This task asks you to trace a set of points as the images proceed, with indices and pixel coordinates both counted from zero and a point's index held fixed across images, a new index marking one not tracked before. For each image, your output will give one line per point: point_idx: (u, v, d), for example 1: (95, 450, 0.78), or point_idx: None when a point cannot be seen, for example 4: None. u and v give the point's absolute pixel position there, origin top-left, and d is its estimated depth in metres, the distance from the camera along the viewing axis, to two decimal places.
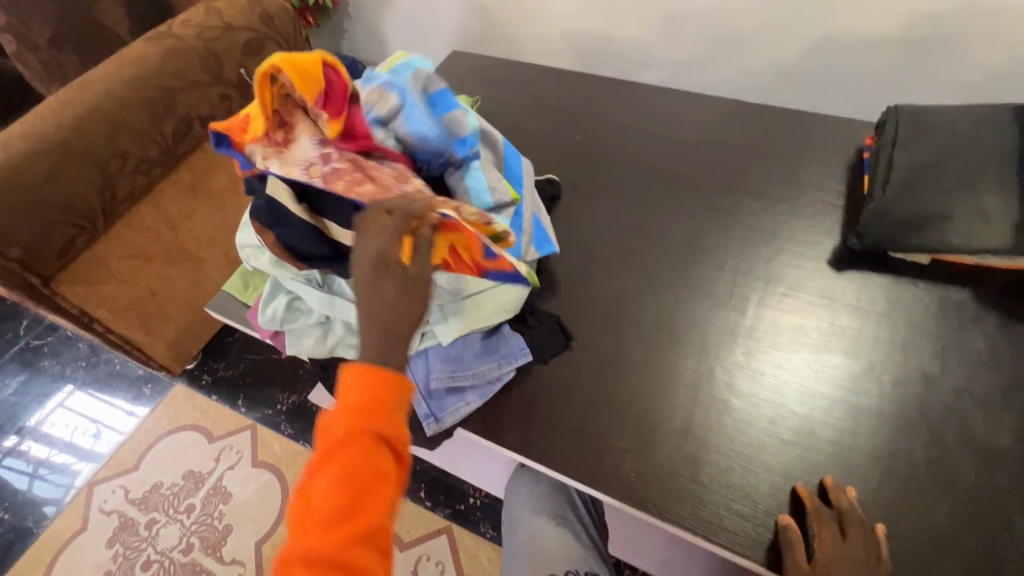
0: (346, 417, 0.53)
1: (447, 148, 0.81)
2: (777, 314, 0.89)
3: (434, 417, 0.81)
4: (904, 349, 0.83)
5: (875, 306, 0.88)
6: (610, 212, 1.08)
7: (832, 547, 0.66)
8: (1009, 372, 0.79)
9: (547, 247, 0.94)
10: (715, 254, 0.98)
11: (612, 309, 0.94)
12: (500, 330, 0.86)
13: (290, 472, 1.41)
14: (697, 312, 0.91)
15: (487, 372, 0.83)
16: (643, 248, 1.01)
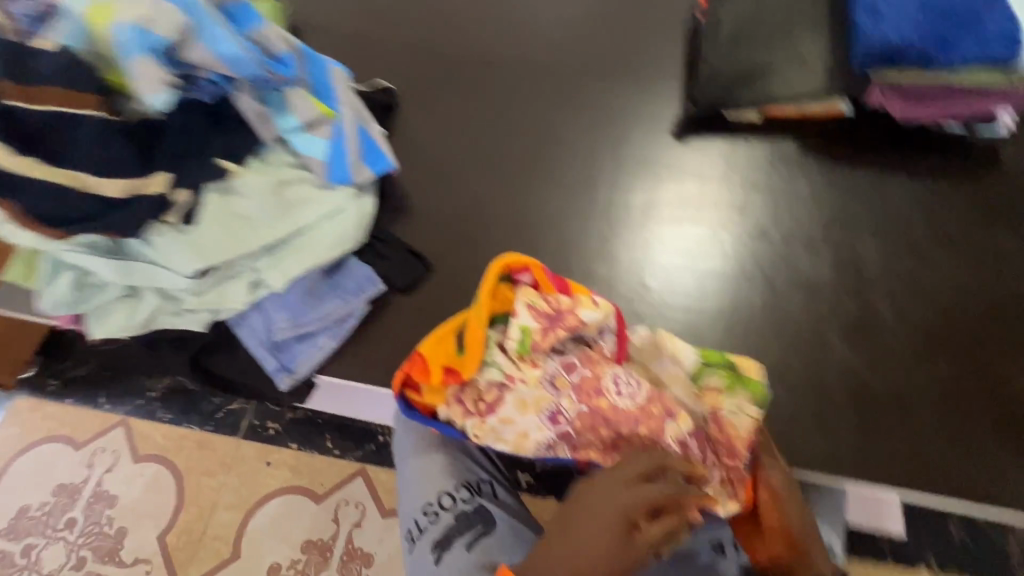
0: None
1: (267, 72, 0.70)
2: (627, 195, 0.89)
3: (286, 370, 0.75)
4: (742, 208, 0.87)
5: (715, 171, 0.90)
6: (453, 115, 0.98)
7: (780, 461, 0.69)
8: (831, 211, 0.85)
9: (385, 163, 0.83)
10: (564, 144, 0.94)
11: (465, 220, 0.89)
12: (343, 266, 0.79)
13: (179, 459, 1.30)
14: (551, 208, 0.89)
15: (335, 311, 0.76)
16: (492, 150, 0.95)
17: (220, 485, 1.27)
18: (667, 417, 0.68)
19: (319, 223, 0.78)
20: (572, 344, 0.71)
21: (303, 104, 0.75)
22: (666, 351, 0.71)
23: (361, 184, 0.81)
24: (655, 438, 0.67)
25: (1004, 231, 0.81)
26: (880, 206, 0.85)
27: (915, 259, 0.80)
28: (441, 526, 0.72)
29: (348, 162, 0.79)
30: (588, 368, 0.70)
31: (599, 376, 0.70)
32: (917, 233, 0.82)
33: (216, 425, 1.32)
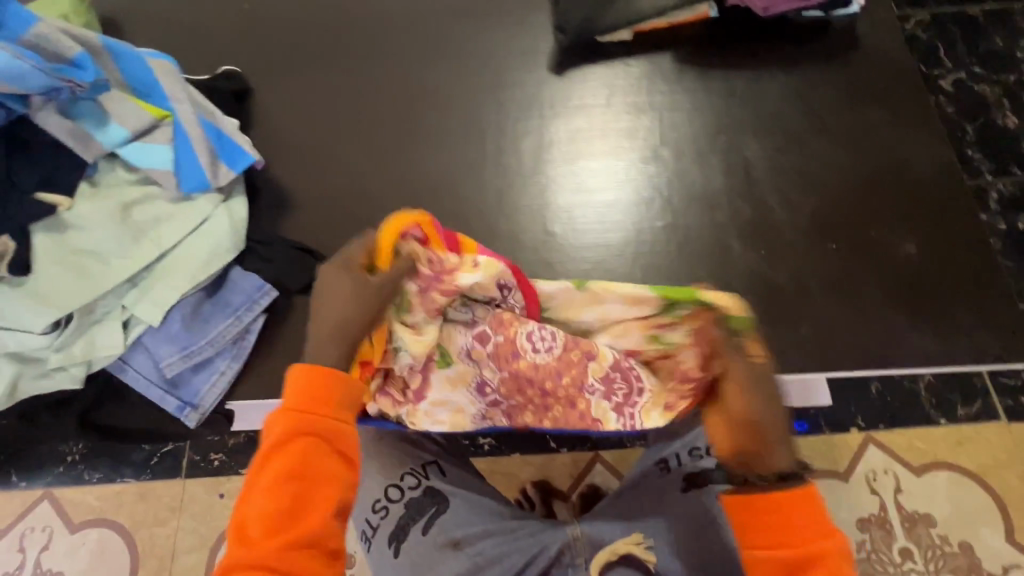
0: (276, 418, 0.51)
1: (54, 79, 0.61)
2: (517, 141, 0.86)
3: (191, 405, 0.69)
4: (630, 132, 0.85)
5: (597, 99, 0.88)
6: (315, 92, 0.90)
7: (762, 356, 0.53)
8: (713, 119, 0.85)
9: (245, 158, 0.74)
10: (441, 101, 0.88)
11: (352, 203, 0.83)
12: (225, 280, 0.72)
13: (121, 516, 1.21)
14: (441, 171, 0.84)
15: (227, 331, 0.70)
16: (365, 122, 0.88)
17: (175, 530, 1.20)
18: (590, 360, 0.64)
19: (184, 240, 0.70)
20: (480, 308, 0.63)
21: (128, 110, 0.68)
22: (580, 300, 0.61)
23: (225, 186, 0.73)
24: (580, 388, 0.66)
25: (871, 106, 0.85)
26: (758, 104, 0.86)
27: (796, 150, 0.83)
28: (393, 519, 0.71)
29: (200, 165, 0.70)
30: (504, 329, 0.64)
31: (513, 336, 0.63)
32: (794, 125, 0.84)
33: (154, 472, 1.23)
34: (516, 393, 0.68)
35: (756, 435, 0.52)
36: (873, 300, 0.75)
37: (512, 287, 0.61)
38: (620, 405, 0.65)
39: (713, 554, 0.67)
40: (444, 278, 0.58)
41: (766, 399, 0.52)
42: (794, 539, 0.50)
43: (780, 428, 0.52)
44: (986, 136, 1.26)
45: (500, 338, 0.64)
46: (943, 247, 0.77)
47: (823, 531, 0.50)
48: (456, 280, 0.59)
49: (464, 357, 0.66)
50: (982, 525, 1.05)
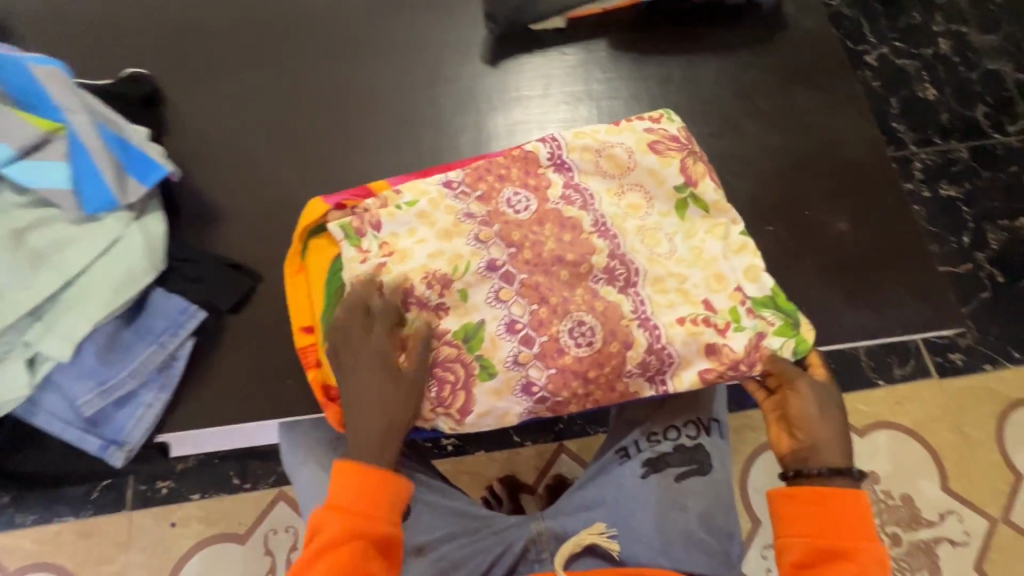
0: (337, 521, 0.57)
1: None
2: (456, 137, 0.83)
3: (116, 443, 0.64)
4: (569, 122, 0.84)
5: (535, 89, 0.85)
6: (233, 94, 0.84)
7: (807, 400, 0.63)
8: (651, 105, 0.85)
9: (159, 169, 0.68)
10: (372, 97, 0.84)
11: (281, 211, 0.78)
12: (145, 304, 0.67)
13: (63, 558, 1.13)
14: (378, 172, 0.81)
15: (151, 359, 0.65)
16: (292, 124, 0.83)
17: (124, 566, 1.13)
18: (596, 297, 0.64)
19: (92, 265, 0.64)
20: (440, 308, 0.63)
21: (10, 125, 0.62)
22: (609, 172, 0.68)
23: (136, 202, 0.67)
24: (618, 374, 0.63)
25: (800, 87, 0.86)
26: (694, 89, 0.86)
27: (732, 133, 0.83)
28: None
29: (102, 181, 0.64)
30: (544, 330, 0.63)
31: (556, 335, 0.63)
32: (729, 108, 0.85)
33: (95, 507, 1.15)
34: (564, 389, 0.62)
35: (811, 440, 0.63)
36: (813, 276, 0.76)
37: (527, 197, 0.66)
38: (653, 375, 0.64)
39: (673, 534, 0.68)
40: (375, 210, 0.64)
41: (824, 413, 0.63)
42: (837, 534, 0.58)
43: (840, 433, 0.63)
44: (909, 109, 1.33)
45: (448, 381, 0.62)
46: (873, 222, 0.79)
47: (858, 531, 0.58)
48: (503, 196, 0.66)
49: (491, 302, 0.63)
50: (920, 478, 1.14)
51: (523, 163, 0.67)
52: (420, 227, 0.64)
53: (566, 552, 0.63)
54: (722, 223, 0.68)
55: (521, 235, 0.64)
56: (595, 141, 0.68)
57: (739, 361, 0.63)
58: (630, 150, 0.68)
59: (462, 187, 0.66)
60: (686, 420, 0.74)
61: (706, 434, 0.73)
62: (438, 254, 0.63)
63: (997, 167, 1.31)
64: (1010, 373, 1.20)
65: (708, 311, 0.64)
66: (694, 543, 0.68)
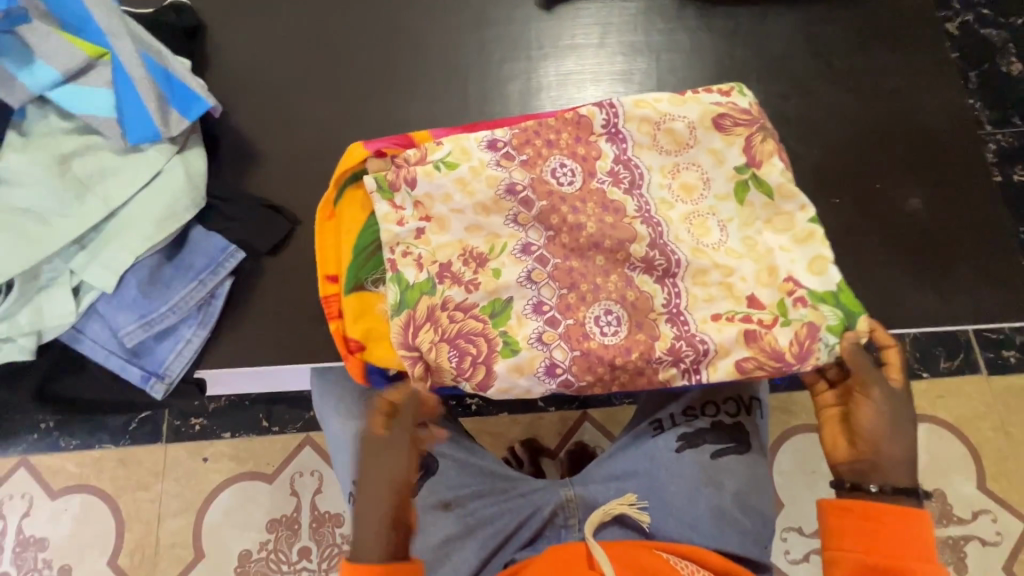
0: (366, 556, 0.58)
1: None
2: (503, 86, 0.78)
3: (156, 375, 0.64)
4: (624, 75, 0.79)
5: (590, 38, 0.80)
6: (275, 30, 0.81)
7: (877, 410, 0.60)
8: (713, 61, 0.79)
9: (201, 103, 0.67)
10: (417, 40, 0.80)
11: (320, 154, 0.76)
12: (187, 241, 0.67)
13: (103, 482, 1.18)
14: (420, 119, 0.77)
15: (192, 295, 0.65)
16: (334, 64, 0.79)
17: (159, 494, 1.18)
18: (629, 285, 0.61)
19: (134, 197, 0.64)
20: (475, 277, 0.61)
21: (56, 47, 0.61)
22: (666, 150, 0.64)
23: (178, 135, 0.66)
24: (647, 361, 0.59)
25: (882, 48, 0.79)
26: (762, 46, 0.79)
27: (801, 96, 0.77)
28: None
29: (148, 111, 0.62)
30: (571, 313, 0.60)
31: (581, 320, 0.60)
32: (800, 69, 0.78)
33: (133, 438, 1.20)
34: (587, 373, 0.59)
35: (877, 453, 0.59)
36: (878, 256, 0.71)
37: (574, 169, 0.62)
38: (688, 367, 0.60)
39: (706, 511, 0.67)
40: (417, 165, 0.61)
41: (896, 429, 0.59)
42: (887, 551, 0.56)
43: (903, 434, 0.60)
44: (989, 84, 1.22)
45: (469, 354, 0.59)
46: (950, 201, 0.73)
47: (906, 549, 0.56)
48: (549, 165, 0.62)
49: (522, 280, 0.61)
50: (957, 475, 1.10)
51: (575, 127, 0.63)
52: (455, 193, 0.61)
53: (598, 517, 0.62)
54: (786, 212, 0.63)
55: (560, 218, 0.61)
56: (655, 112, 0.63)
57: (783, 355, 0.59)
58: (692, 126, 0.64)
59: (507, 148, 0.63)
60: (726, 397, 0.72)
61: (746, 412, 0.71)
62: (475, 231, 0.62)
63: None
64: None
65: (753, 310, 0.60)
66: (728, 523, 0.67)
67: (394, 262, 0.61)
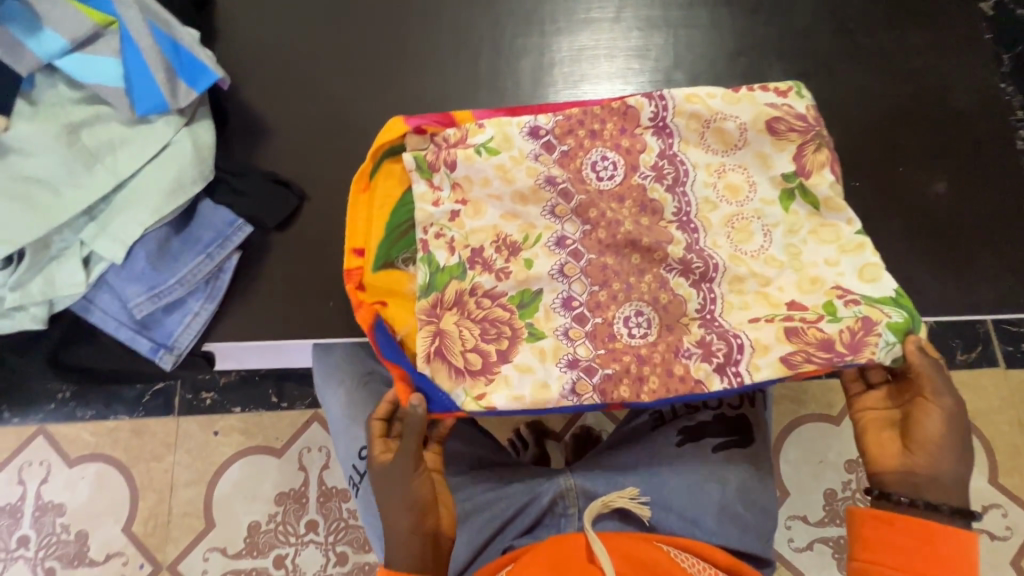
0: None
1: None
2: (515, 62, 0.76)
3: (164, 347, 0.65)
4: (640, 52, 0.76)
5: (605, 12, 0.78)
6: (284, 2, 0.79)
7: (939, 423, 0.57)
8: (733, 36, 0.76)
9: (209, 75, 0.66)
10: (428, 12, 0.78)
11: (328, 130, 0.75)
12: (194, 215, 0.67)
13: (118, 452, 1.21)
14: (429, 94, 0.76)
15: (199, 269, 0.65)
16: (343, 38, 0.78)
17: (171, 465, 1.21)
18: (663, 287, 0.60)
19: (143, 170, 0.63)
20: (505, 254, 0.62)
21: (65, 15, 0.60)
22: (715, 149, 0.62)
23: (186, 107, 0.65)
24: (676, 353, 0.58)
25: (912, 25, 0.75)
26: (784, 21, 0.76)
27: (824, 76, 0.74)
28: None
29: (156, 83, 0.62)
30: (602, 312, 0.60)
31: (610, 320, 0.60)
32: (824, 47, 0.75)
33: (146, 410, 1.23)
34: (613, 363, 0.59)
35: (931, 465, 0.57)
36: (897, 243, 0.69)
37: (615, 163, 0.62)
38: (721, 364, 0.57)
39: (707, 505, 0.66)
40: (457, 148, 0.62)
41: (957, 438, 0.57)
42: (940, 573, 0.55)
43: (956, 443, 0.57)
44: (1022, 68, 1.17)
45: (493, 337, 0.60)
46: (976, 187, 0.70)
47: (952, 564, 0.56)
48: (589, 158, 0.62)
49: (554, 274, 0.61)
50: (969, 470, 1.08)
51: (621, 118, 0.62)
52: (494, 179, 0.62)
53: (599, 505, 0.62)
54: (832, 223, 0.61)
55: (598, 213, 0.61)
56: (707, 108, 0.61)
57: (833, 345, 0.56)
58: (743, 127, 0.61)
59: (548, 138, 0.62)
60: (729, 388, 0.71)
61: (750, 404, 0.71)
62: (510, 218, 0.62)
63: None
64: None
65: (794, 312, 0.58)
66: (728, 517, 0.66)
67: (426, 243, 0.61)
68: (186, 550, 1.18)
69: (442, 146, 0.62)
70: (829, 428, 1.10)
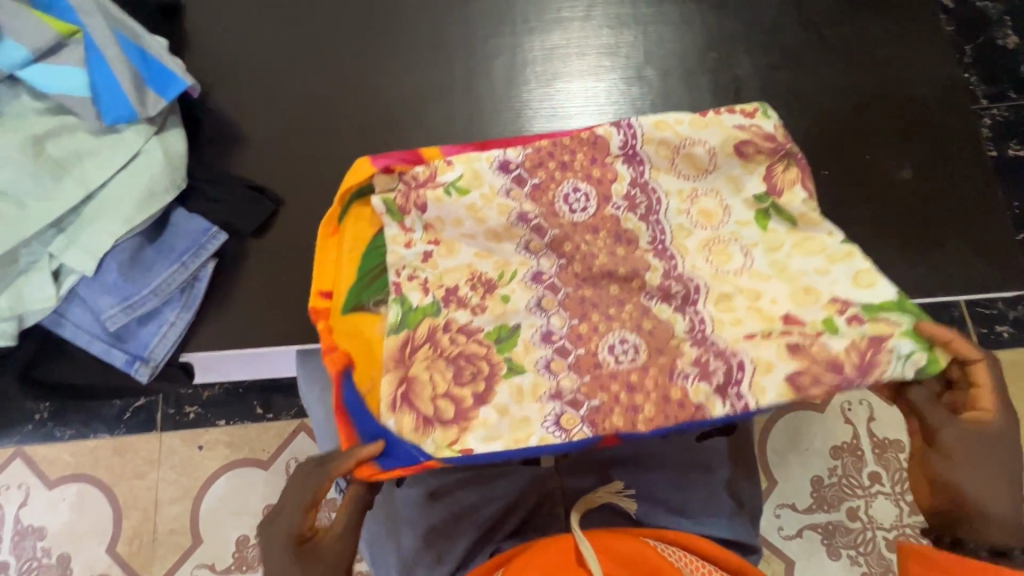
0: None
1: None
2: (487, 63, 0.77)
3: (140, 359, 0.64)
4: (610, 49, 0.77)
5: (575, 11, 0.78)
6: (255, 8, 0.79)
7: None
8: (702, 32, 0.77)
9: (179, 82, 0.65)
10: (400, 15, 0.78)
11: (302, 135, 0.75)
12: (168, 224, 0.66)
13: (99, 471, 1.19)
14: (403, 97, 0.76)
15: (174, 278, 0.64)
16: (316, 42, 0.78)
17: (156, 482, 1.18)
18: (646, 314, 0.55)
19: (113, 179, 0.62)
20: (478, 294, 0.56)
21: (28, 26, 0.59)
22: (686, 176, 0.58)
23: (155, 115, 0.65)
24: (667, 377, 0.52)
25: (874, 17, 0.77)
26: (751, 15, 0.78)
27: (791, 67, 0.76)
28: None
29: (123, 91, 0.61)
30: (585, 342, 0.54)
31: (595, 350, 0.54)
32: (791, 40, 0.77)
33: (128, 427, 1.20)
34: (600, 392, 0.52)
35: None
36: (868, 228, 0.71)
37: (588, 194, 0.57)
38: (722, 386, 0.51)
39: (691, 494, 0.67)
40: (425, 187, 0.57)
41: None
42: None
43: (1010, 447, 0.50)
44: (984, 58, 1.22)
45: (467, 374, 0.54)
46: (942, 172, 0.72)
47: None
48: (562, 190, 0.56)
49: (531, 308, 0.56)
50: None
51: (590, 148, 0.57)
52: (466, 220, 0.57)
53: (582, 504, 0.61)
54: (813, 237, 0.56)
55: (573, 246, 0.56)
56: (676, 134, 0.56)
57: (842, 365, 0.49)
58: (712, 150, 0.56)
59: (519, 171, 0.56)
60: None
61: None
62: (484, 256, 0.58)
63: None
64: None
65: (790, 327, 0.52)
66: (714, 505, 0.66)
67: (398, 286, 0.57)
68: (173, 568, 1.15)
69: (409, 186, 0.57)
70: (814, 415, 1.12)
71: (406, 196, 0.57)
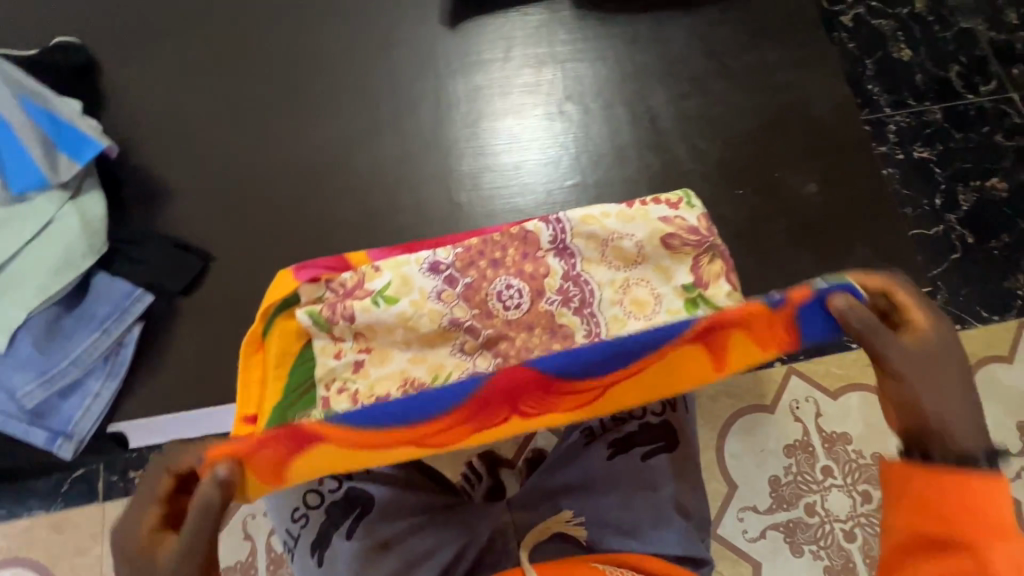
0: None
1: None
2: (413, 105, 0.79)
3: (64, 434, 0.61)
4: (532, 87, 0.80)
5: (496, 52, 0.82)
6: (175, 64, 0.79)
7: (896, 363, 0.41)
8: (617, 66, 0.82)
9: (94, 145, 0.64)
10: (325, 63, 0.80)
11: (230, 187, 0.74)
12: (88, 290, 0.64)
13: (36, 552, 1.10)
14: (332, 143, 0.77)
15: (96, 346, 0.62)
16: (240, 93, 0.78)
17: (99, 556, 1.11)
18: None
19: (25, 248, 0.60)
20: None
21: None
22: (616, 265, 0.55)
23: (70, 181, 0.64)
24: None
25: (772, 45, 0.84)
26: (661, 49, 0.83)
27: (701, 95, 0.81)
28: (314, 526, 0.66)
29: (35, 160, 0.61)
30: None
31: None
32: (699, 70, 0.82)
33: (67, 499, 1.13)
34: None
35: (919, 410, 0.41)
36: (783, 241, 0.76)
37: (521, 290, 0.54)
38: None
39: (640, 514, 0.67)
40: (353, 297, 0.55)
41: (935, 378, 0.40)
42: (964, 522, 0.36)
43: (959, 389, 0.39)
44: (884, 71, 1.33)
45: None
46: (846, 183, 0.78)
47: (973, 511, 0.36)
48: (495, 287, 0.55)
49: None
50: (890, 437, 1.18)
51: (521, 244, 0.55)
52: (398, 328, 0.54)
53: (528, 542, 0.63)
54: None
55: (510, 346, 0.53)
56: (603, 228, 0.55)
57: None
58: (640, 243, 0.55)
59: (450, 272, 0.55)
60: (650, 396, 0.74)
61: (672, 409, 0.73)
62: (419, 361, 0.54)
63: (967, 127, 1.32)
64: (977, 332, 1.24)
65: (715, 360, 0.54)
66: (664, 523, 0.66)
67: (328, 401, 0.55)
68: None
69: (337, 294, 0.55)
70: (766, 417, 1.16)
71: (332, 311, 0.54)
